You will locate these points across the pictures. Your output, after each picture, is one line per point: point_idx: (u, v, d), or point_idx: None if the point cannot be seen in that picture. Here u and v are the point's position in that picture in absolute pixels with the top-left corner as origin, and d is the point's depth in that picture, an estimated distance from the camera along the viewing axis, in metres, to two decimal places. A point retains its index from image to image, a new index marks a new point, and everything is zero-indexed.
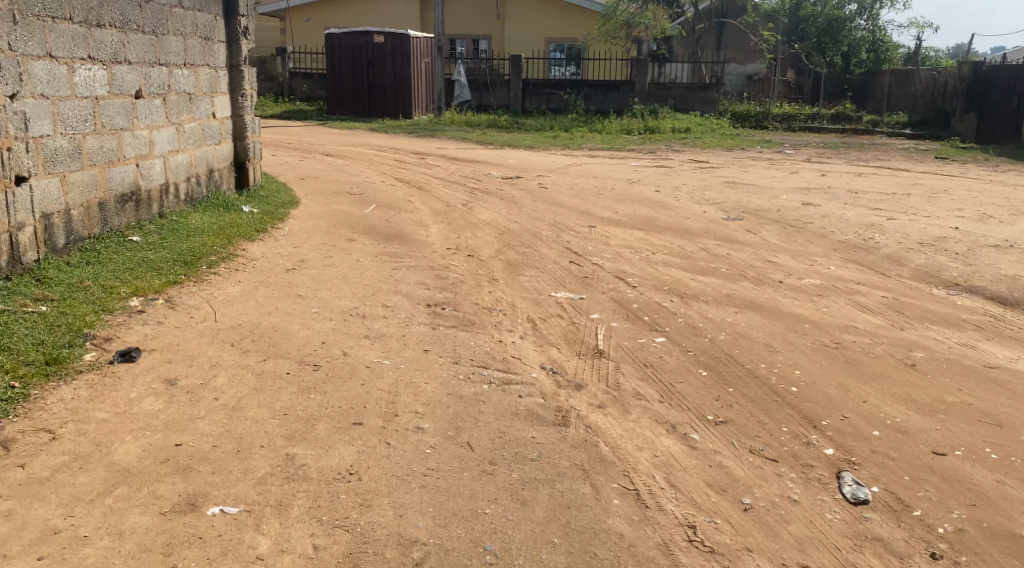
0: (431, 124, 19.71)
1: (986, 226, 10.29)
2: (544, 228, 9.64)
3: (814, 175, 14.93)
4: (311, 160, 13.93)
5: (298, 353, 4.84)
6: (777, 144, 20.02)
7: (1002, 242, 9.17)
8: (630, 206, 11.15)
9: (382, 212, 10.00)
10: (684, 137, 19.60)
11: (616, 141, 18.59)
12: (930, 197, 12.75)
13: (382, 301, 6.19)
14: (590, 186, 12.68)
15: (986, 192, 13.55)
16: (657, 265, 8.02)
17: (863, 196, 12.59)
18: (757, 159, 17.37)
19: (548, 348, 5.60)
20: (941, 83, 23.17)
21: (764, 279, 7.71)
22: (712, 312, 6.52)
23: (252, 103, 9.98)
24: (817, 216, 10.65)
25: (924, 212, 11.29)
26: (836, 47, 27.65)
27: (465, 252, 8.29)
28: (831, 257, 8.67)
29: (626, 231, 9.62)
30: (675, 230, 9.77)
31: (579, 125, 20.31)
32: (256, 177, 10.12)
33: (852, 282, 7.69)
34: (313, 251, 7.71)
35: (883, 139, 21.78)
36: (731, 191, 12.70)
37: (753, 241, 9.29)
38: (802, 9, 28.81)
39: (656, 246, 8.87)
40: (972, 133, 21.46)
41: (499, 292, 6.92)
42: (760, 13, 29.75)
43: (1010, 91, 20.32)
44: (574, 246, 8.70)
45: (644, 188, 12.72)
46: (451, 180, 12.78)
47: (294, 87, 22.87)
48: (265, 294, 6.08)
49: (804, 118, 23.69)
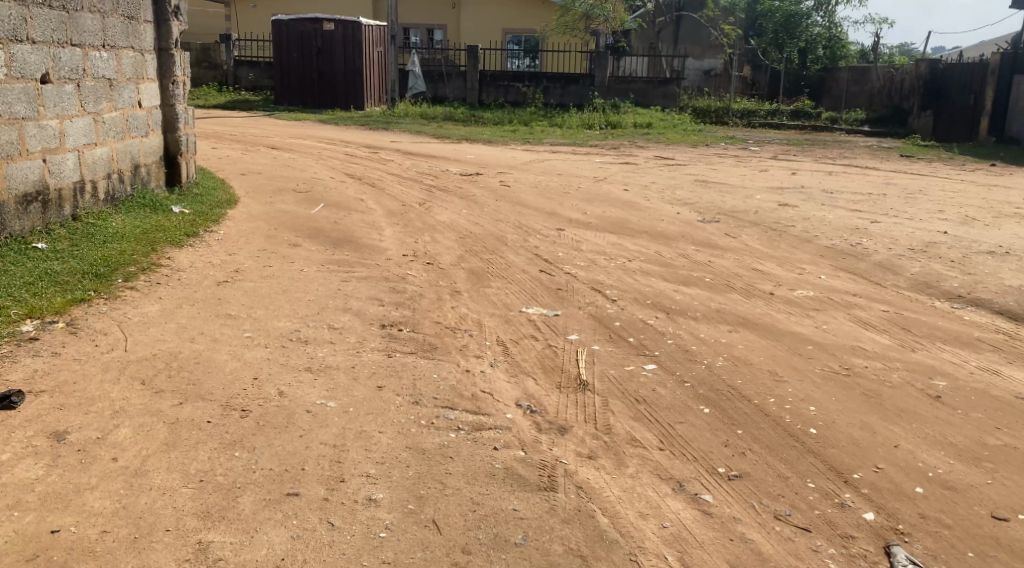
0: (384, 115, 18.78)
1: (971, 228, 9.71)
2: (509, 231, 8.85)
3: (784, 173, 14.37)
4: (255, 154, 12.95)
5: (222, 394, 4.03)
6: (741, 141, 19.48)
7: (995, 247, 8.58)
8: (599, 207, 10.42)
9: (330, 212, 9.13)
10: (648, 133, 18.98)
11: (577, 136, 17.88)
12: (906, 197, 12.19)
13: (328, 322, 5.36)
14: (555, 184, 11.94)
15: (961, 190, 13.06)
16: (635, 276, 7.27)
17: (839, 195, 11.99)
18: (723, 156, 16.78)
19: (522, 378, 4.82)
20: (897, 81, 22.71)
21: (753, 290, 7.00)
22: (703, 331, 5.79)
23: (185, 90, 9.05)
24: (797, 217, 10.01)
25: (903, 212, 10.71)
26: (793, 43, 27.48)
27: (423, 259, 7.48)
28: (819, 264, 7.98)
29: (598, 235, 8.89)
30: (649, 233, 9.05)
31: (539, 119, 19.55)
32: (189, 173, 9.20)
33: (847, 293, 7.02)
34: (251, 261, 6.83)
35: (844, 136, 21.38)
36: (702, 190, 12.06)
37: (733, 245, 8.59)
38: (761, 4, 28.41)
39: (632, 252, 8.14)
40: (927, 132, 21.14)
41: (463, 308, 6.13)
42: (720, 7, 29.32)
43: (966, 89, 20.15)
44: (543, 252, 7.94)
45: (612, 187, 12.04)
46: (406, 176, 11.93)
47: (239, 77, 21.73)
48: (189, 315, 5.22)
49: (763, 114, 23.30)
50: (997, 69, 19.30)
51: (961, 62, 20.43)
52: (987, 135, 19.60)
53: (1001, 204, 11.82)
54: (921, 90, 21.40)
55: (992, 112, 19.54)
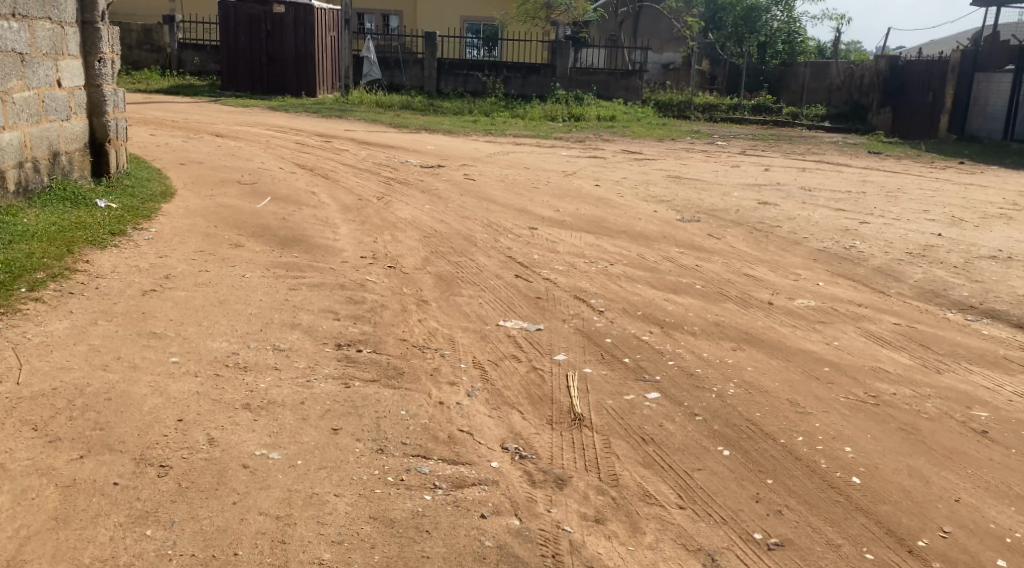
0: (337, 103, 17.84)
1: (961, 228, 9.12)
2: (476, 230, 8.08)
3: (757, 169, 13.75)
4: (196, 141, 12.00)
5: (136, 442, 3.28)
6: (707, 135, 18.91)
7: (995, 250, 7.94)
8: (571, 205, 9.71)
9: (278, 206, 8.29)
10: (612, 126, 18.31)
11: (540, 128, 17.16)
12: (886, 194, 11.58)
13: (274, 342, 4.57)
14: (522, 178, 11.20)
15: (939, 187, 12.53)
16: (620, 283, 6.56)
17: (818, 192, 11.37)
18: (692, 150, 16.17)
19: (505, 411, 4.08)
20: (857, 77, 22.29)
21: (750, 299, 6.32)
22: (705, 349, 5.07)
23: (115, 69, 8.23)
24: (781, 217, 9.36)
25: (887, 211, 10.11)
26: (754, 36, 27.03)
27: (384, 262, 6.69)
28: (813, 268, 7.31)
29: (573, 235, 8.19)
30: (627, 234, 8.35)
31: (499, 110, 18.78)
32: (121, 161, 8.39)
33: (851, 302, 6.34)
34: (187, 265, 5.99)
35: (808, 131, 20.90)
36: (677, 187, 11.43)
37: (720, 247, 7.91)
38: None
39: (612, 256, 7.44)
40: (887, 128, 21.13)
41: (432, 322, 5.37)
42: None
43: (925, 86, 19.78)
44: (516, 255, 7.20)
45: (582, 182, 11.37)
46: (362, 167, 11.07)
47: (183, 60, 20.56)
48: (105, 334, 4.42)
49: (725, 109, 22.74)
50: (958, 66, 19.01)
51: (920, 59, 20.18)
52: (947, 132, 19.18)
53: (985, 202, 11.25)
54: (881, 87, 21.07)
55: (952, 111, 19.20)
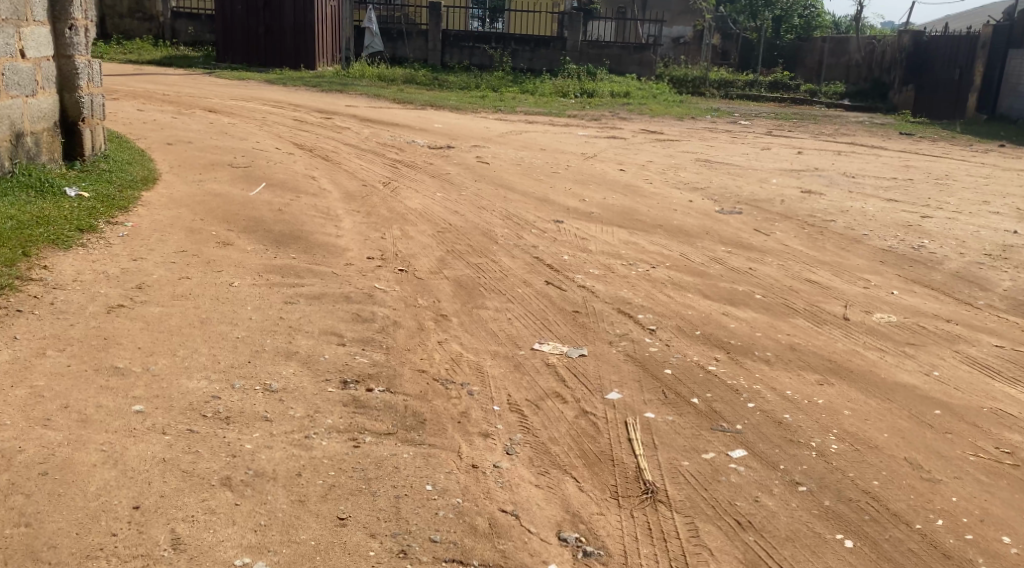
0: (338, 76, 16.87)
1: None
2: (496, 224, 7.18)
3: (789, 152, 12.83)
4: (187, 117, 11.07)
5: (76, 551, 2.49)
6: (727, 114, 17.93)
7: None
8: (597, 193, 8.79)
9: (274, 194, 7.40)
10: (628, 103, 17.34)
11: (551, 105, 16.21)
12: (936, 181, 10.65)
13: (264, 379, 3.69)
14: (540, 161, 10.28)
15: (987, 174, 11.59)
16: (667, 292, 5.66)
17: (862, 180, 10.45)
18: (715, 130, 15.21)
19: (557, 477, 3.21)
20: (878, 53, 21.20)
21: (821, 314, 5.42)
22: (788, 384, 4.20)
23: (89, 39, 7.31)
24: (830, 209, 8.45)
25: (943, 201, 9.18)
26: (769, 10, 25.95)
27: (394, 265, 5.81)
28: (882, 272, 6.44)
29: (604, 230, 7.31)
30: (664, 229, 7.45)
31: (508, 85, 17.79)
32: (98, 143, 7.49)
33: (938, 317, 5.45)
34: (164, 270, 5.10)
35: (830, 110, 19.88)
36: (708, 172, 10.52)
37: (771, 246, 7.03)
38: None
39: (653, 257, 6.54)
40: (908, 107, 19.74)
41: (455, 346, 4.49)
42: None
43: (952, 63, 18.41)
44: (543, 256, 6.31)
45: (605, 165, 10.48)
46: (366, 148, 10.18)
47: (178, 30, 19.59)
48: (53, 370, 3.53)
49: (741, 85, 21.71)
50: (989, 43, 17.59)
51: (945, 33, 18.82)
52: (976, 113, 17.78)
53: None
54: (903, 63, 19.94)
55: (982, 89, 17.75)
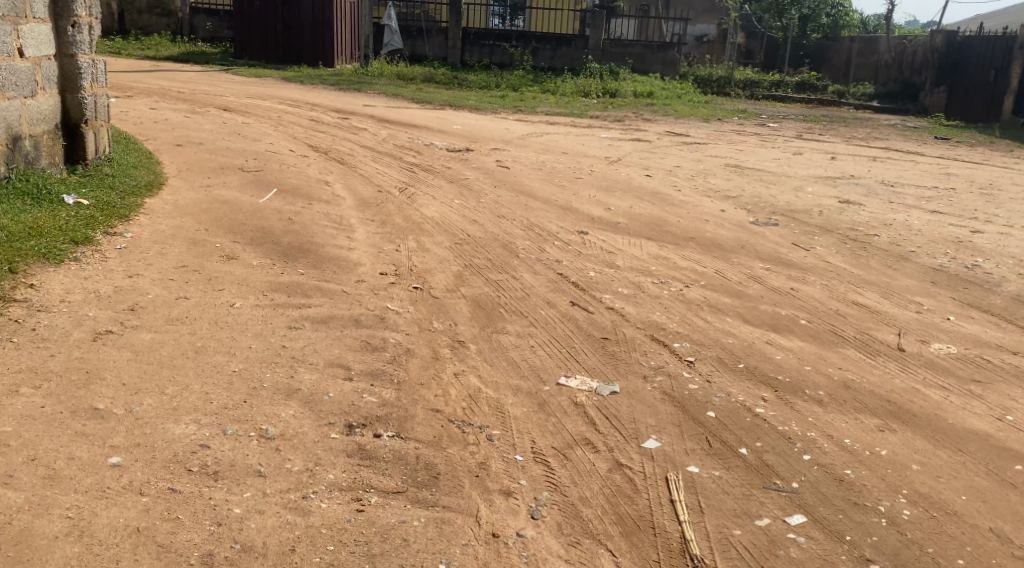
0: (356, 75, 16.49)
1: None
2: (517, 234, 6.75)
3: (821, 158, 12.31)
4: (199, 116, 10.71)
5: None
6: (755, 115, 17.38)
7: None
8: (623, 201, 8.34)
9: (286, 201, 7.01)
10: (652, 103, 16.84)
11: (573, 105, 15.74)
12: (980, 191, 10.11)
13: (260, 422, 3.28)
14: (562, 166, 9.84)
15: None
16: (703, 316, 5.22)
17: (902, 189, 9.94)
18: (743, 133, 14.70)
19: (591, 552, 2.84)
20: (909, 53, 20.40)
21: (874, 343, 4.97)
22: (846, 431, 3.78)
23: (94, 36, 6.93)
24: (872, 221, 7.96)
25: (991, 214, 8.66)
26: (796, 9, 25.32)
27: (408, 282, 5.40)
28: (935, 294, 5.97)
29: (632, 243, 6.87)
30: (696, 242, 7.00)
31: (529, 85, 17.34)
32: (102, 146, 7.12)
33: (1003, 349, 5.00)
34: (161, 289, 4.70)
35: (860, 112, 19.26)
36: (739, 179, 10.04)
37: (813, 263, 6.57)
38: None
39: (686, 274, 6.10)
40: (940, 110, 19.02)
41: (473, 378, 4.06)
42: None
43: (985, 65, 17.63)
44: (568, 272, 5.87)
45: (630, 171, 10.03)
46: (382, 150, 9.77)
47: (196, 26, 19.26)
48: (24, 413, 3.13)
49: (767, 86, 21.13)
50: None
51: (979, 34, 17.99)
52: (1013, 116, 17.07)
53: None
54: (936, 63, 19.08)
55: (1019, 92, 17.02)
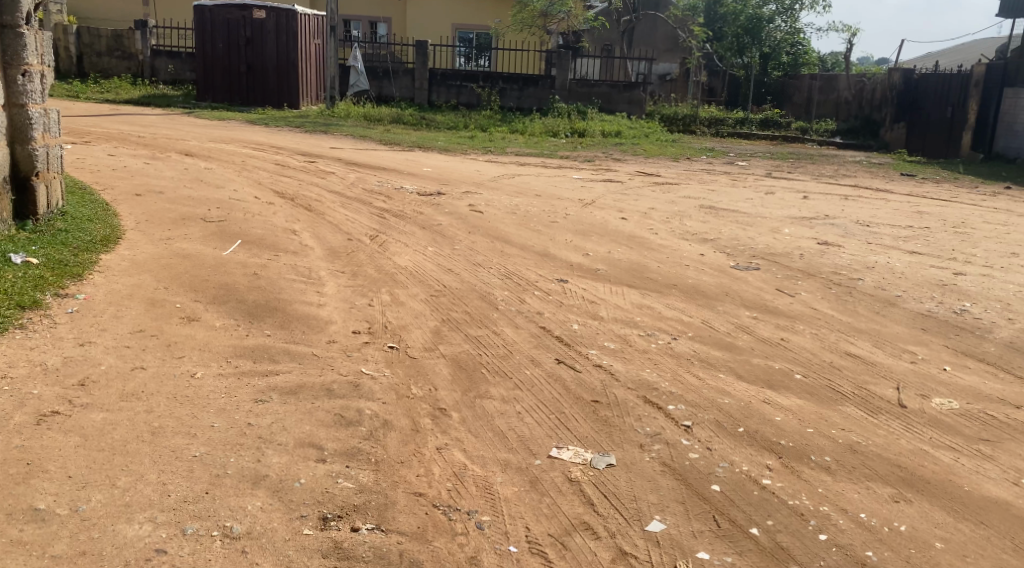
0: (322, 116, 16.26)
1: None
2: (495, 284, 6.48)
3: (794, 197, 12.20)
4: (160, 162, 10.34)
5: None
6: (722, 153, 17.35)
7: None
8: (601, 246, 8.11)
9: (251, 252, 6.68)
10: (621, 143, 16.72)
11: (543, 146, 15.60)
12: (955, 230, 10.01)
13: (223, 518, 3.07)
14: (536, 209, 9.59)
15: (1005, 220, 10.98)
16: (695, 373, 4.96)
17: (877, 229, 9.81)
18: (713, 172, 14.59)
19: None
20: (868, 90, 20.57)
21: (874, 400, 4.72)
22: (860, 503, 3.59)
23: (46, 85, 6.61)
24: (854, 265, 7.78)
25: (970, 254, 8.54)
26: (757, 47, 24.85)
27: (383, 341, 5.08)
28: (929, 342, 5.78)
29: (614, 291, 6.62)
30: (679, 289, 6.76)
31: (497, 124, 17.22)
32: (54, 200, 6.74)
33: (1006, 403, 4.80)
34: (115, 358, 4.35)
35: (826, 149, 19.24)
36: (715, 220, 9.85)
37: (801, 311, 6.36)
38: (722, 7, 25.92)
39: (672, 324, 5.85)
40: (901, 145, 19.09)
41: (457, 452, 3.75)
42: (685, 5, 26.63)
43: (943, 102, 17.73)
44: (551, 326, 5.59)
45: (605, 213, 9.81)
46: (350, 195, 9.47)
47: (157, 69, 18.81)
48: None
49: (731, 123, 21.17)
50: (982, 81, 16.89)
51: (936, 70, 18.14)
52: (972, 152, 17.04)
53: None
54: (894, 101, 19.13)
55: (977, 128, 17.01)
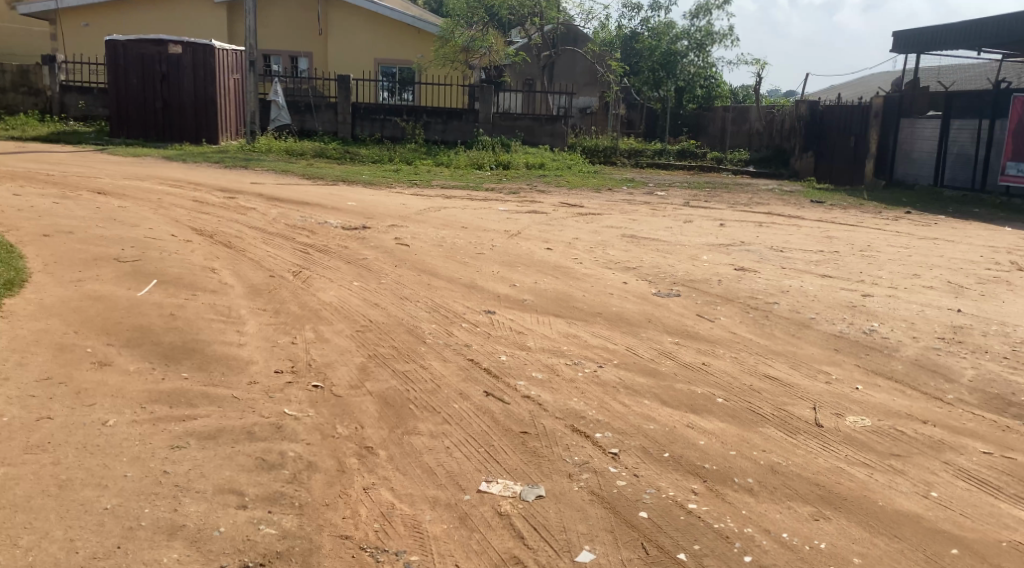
0: (242, 151, 16.08)
1: (971, 298, 7.90)
2: (422, 317, 6.47)
3: (711, 225, 12.52)
4: (72, 201, 10.05)
5: None
6: (643, 184, 17.71)
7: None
8: (528, 276, 8.19)
9: (167, 293, 6.54)
10: (545, 174, 16.91)
11: (468, 178, 15.71)
12: (861, 254, 10.41)
13: None
14: (463, 241, 9.64)
15: (907, 243, 11.45)
16: (622, 400, 5.03)
17: (791, 254, 10.13)
18: (635, 202, 14.88)
19: None
20: (777, 121, 21.26)
21: (792, 420, 4.86)
22: (782, 521, 3.70)
23: None
24: (770, 289, 8.02)
25: (875, 276, 8.89)
26: (672, 81, 25.02)
27: (307, 380, 5.02)
28: (842, 362, 5.98)
29: (540, 320, 6.69)
30: (605, 317, 6.87)
31: (421, 157, 17.29)
32: None
33: (912, 418, 5.00)
34: (21, 408, 4.21)
35: (742, 178, 19.74)
36: (636, 249, 10.03)
37: (721, 335, 6.52)
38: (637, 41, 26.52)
39: (599, 353, 5.93)
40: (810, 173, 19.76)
41: (385, 491, 3.74)
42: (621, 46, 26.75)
43: (846, 132, 18.43)
44: (479, 358, 5.61)
45: (531, 244, 9.92)
46: (272, 231, 9.37)
47: (66, 104, 18.31)
48: None
49: (650, 154, 21.67)
50: (882, 113, 17.48)
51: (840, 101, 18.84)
52: (875, 178, 17.51)
53: (973, 261, 10.14)
54: (802, 132, 19.82)
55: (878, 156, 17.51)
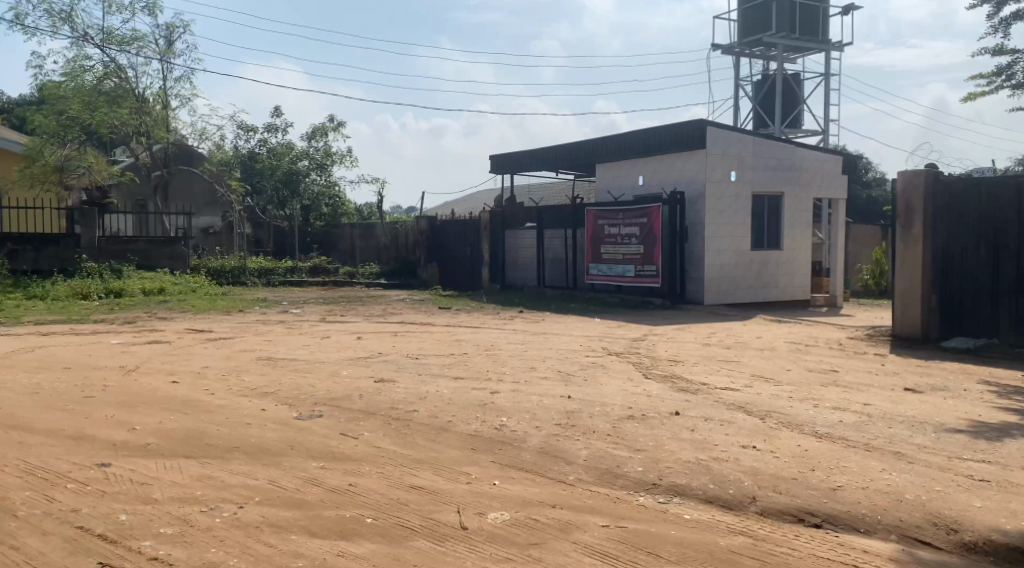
0: None
1: (578, 384, 8.50)
2: (14, 484, 5.45)
3: (347, 339, 12.39)
4: None
5: None
6: (275, 303, 17.04)
7: (628, 410, 7.29)
8: (149, 416, 7.35)
9: None
10: (166, 300, 15.76)
11: (72, 310, 14.14)
12: (488, 353, 10.89)
13: None
14: (65, 385, 8.48)
15: (523, 339, 12.24)
16: (266, 542, 4.58)
17: (426, 360, 10.30)
18: (267, 322, 14.34)
19: None
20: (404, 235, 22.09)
21: (439, 527, 4.77)
22: None
23: None
24: (410, 397, 7.99)
25: (501, 372, 9.32)
26: (296, 198, 26.21)
27: None
28: (479, 460, 6.03)
29: (167, 465, 5.97)
30: (242, 451, 6.30)
31: (11, 292, 15.23)
32: None
33: (541, 504, 5.14)
34: None
35: (377, 289, 19.94)
36: (271, 372, 9.53)
37: (364, 451, 6.27)
38: (258, 161, 26.33)
39: (238, 492, 5.38)
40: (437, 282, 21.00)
41: None
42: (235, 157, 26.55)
43: (463, 242, 20.54)
44: (91, 523, 4.81)
45: (150, 378, 9.03)
46: None
47: None
48: None
49: (282, 272, 21.03)
50: (489, 224, 19.65)
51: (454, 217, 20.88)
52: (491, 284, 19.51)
53: (589, 350, 11.10)
54: (423, 244, 21.16)
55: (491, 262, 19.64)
